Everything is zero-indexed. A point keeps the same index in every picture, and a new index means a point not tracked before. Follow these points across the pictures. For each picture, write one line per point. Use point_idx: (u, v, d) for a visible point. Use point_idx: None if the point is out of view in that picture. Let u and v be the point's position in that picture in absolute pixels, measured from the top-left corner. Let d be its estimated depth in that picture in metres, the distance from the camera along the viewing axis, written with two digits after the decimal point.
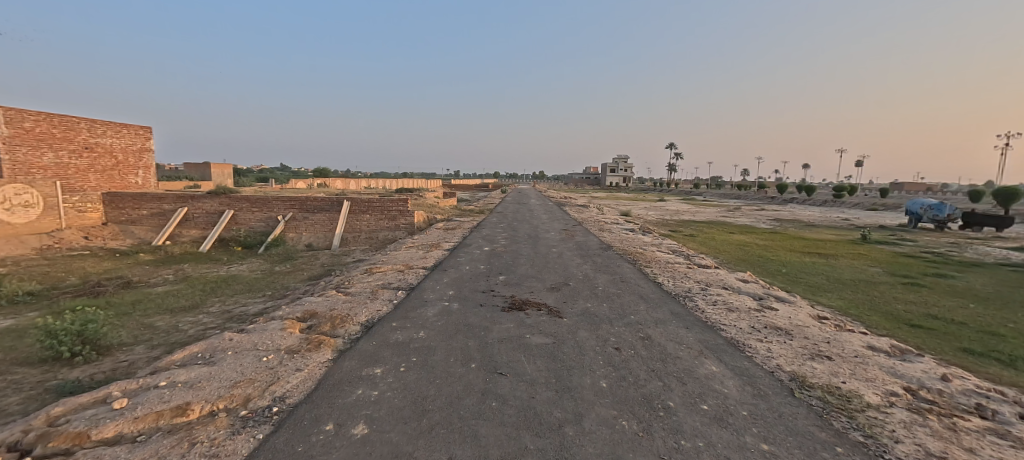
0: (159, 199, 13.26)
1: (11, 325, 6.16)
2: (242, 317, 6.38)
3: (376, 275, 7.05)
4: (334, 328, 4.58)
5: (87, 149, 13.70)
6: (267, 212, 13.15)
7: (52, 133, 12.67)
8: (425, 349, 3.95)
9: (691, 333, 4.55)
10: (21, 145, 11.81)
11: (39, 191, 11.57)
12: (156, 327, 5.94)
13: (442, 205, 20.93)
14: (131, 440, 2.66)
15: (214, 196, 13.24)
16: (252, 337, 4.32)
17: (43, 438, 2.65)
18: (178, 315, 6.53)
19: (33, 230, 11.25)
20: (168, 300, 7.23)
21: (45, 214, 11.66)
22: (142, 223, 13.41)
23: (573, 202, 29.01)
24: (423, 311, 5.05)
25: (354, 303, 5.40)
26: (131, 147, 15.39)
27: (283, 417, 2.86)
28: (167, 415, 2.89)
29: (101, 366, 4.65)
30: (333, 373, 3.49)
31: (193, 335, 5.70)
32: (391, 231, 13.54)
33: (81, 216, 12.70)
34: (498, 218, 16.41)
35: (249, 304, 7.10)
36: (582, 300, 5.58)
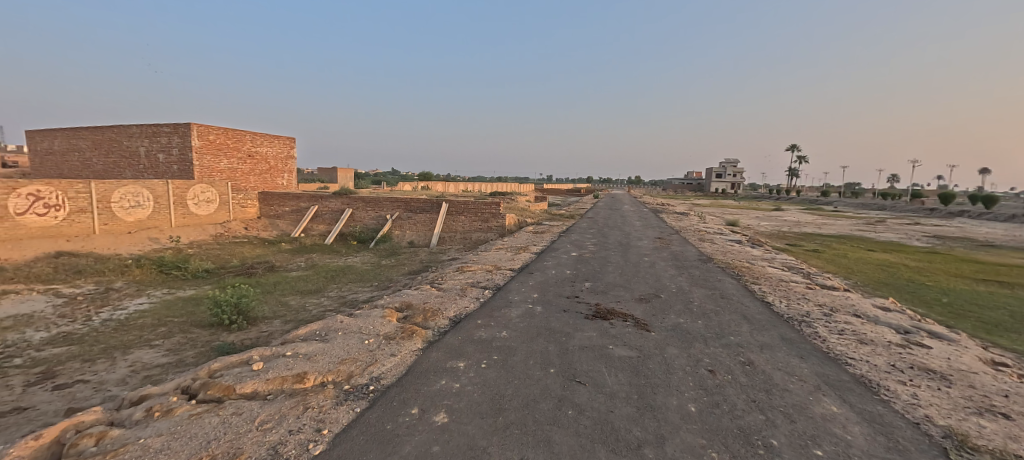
0: (297, 198, 15.76)
1: (194, 294, 7.90)
2: (352, 303, 7.26)
3: (466, 273, 7.44)
4: (426, 320, 4.94)
5: (250, 156, 16.90)
6: (379, 211, 14.76)
7: (227, 143, 15.90)
8: (507, 349, 4.04)
9: (807, 364, 3.92)
10: (207, 154, 15.05)
11: (216, 190, 14.61)
12: (289, 306, 7.08)
13: (533, 209, 21.21)
14: (262, 397, 3.19)
15: (338, 196, 15.29)
16: (359, 322, 4.87)
17: (204, 387, 3.34)
18: (305, 297, 7.69)
19: (211, 221, 14.37)
20: (299, 283, 8.56)
21: (219, 208, 14.75)
22: (284, 217, 16.06)
23: (671, 209, 27.17)
24: (507, 311, 5.17)
25: (445, 298, 5.77)
26: (280, 154, 18.58)
27: (377, 396, 3.18)
28: (289, 380, 3.40)
29: (248, 334, 5.68)
30: (422, 362, 3.77)
31: (315, 315, 6.66)
32: (484, 232, 14.13)
33: (244, 211, 15.73)
34: (588, 223, 16.08)
35: (360, 292, 8.03)
36: (674, 315, 5.18)
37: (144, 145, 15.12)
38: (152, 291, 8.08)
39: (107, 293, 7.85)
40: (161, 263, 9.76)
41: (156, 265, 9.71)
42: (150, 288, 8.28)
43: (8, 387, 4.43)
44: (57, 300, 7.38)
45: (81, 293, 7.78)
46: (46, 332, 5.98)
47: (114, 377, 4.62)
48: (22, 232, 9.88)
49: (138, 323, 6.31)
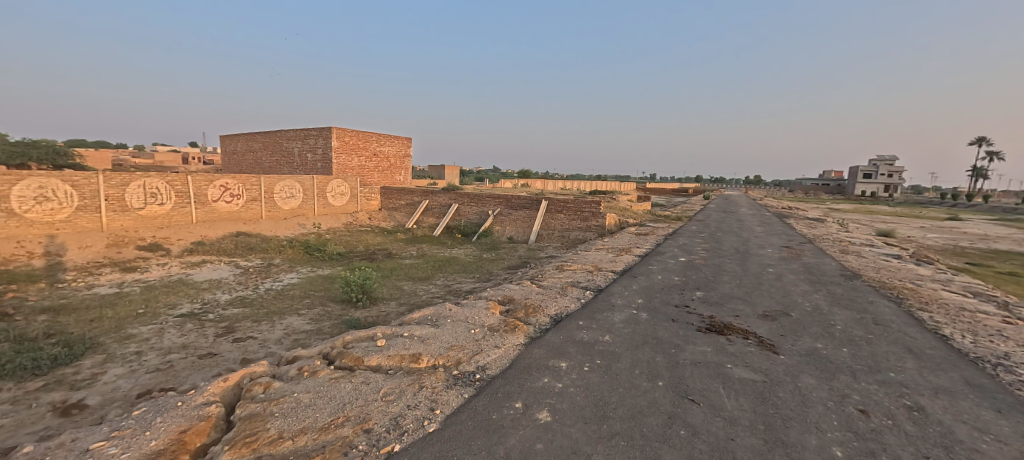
0: (411, 193, 17.36)
1: (330, 273, 9.26)
2: (457, 292, 7.76)
3: (566, 272, 7.38)
4: (527, 315, 5.03)
5: (375, 155, 19.14)
6: (481, 207, 15.50)
7: (358, 144, 18.25)
8: (610, 354, 3.89)
9: (1009, 421, 3.03)
10: (342, 153, 17.45)
11: (348, 184, 16.85)
12: (403, 289, 7.86)
13: (635, 209, 20.20)
14: (385, 371, 3.57)
15: (446, 192, 16.44)
16: (466, 311, 5.16)
17: (340, 356, 3.87)
18: (417, 283, 8.45)
19: (343, 211, 16.69)
20: (412, 270, 9.44)
21: (350, 200, 17.00)
22: (400, 210, 17.79)
23: (801, 214, 23.53)
24: (610, 315, 4.99)
25: (546, 296, 5.80)
26: (399, 153, 20.67)
27: (483, 385, 3.31)
28: (407, 359, 3.74)
29: (371, 313, 6.43)
30: (525, 357, 3.83)
31: (425, 300, 7.28)
32: (582, 231, 13.86)
33: (368, 203, 17.87)
34: (698, 227, 14.75)
35: (464, 283, 8.52)
36: (809, 338, 4.45)
37: (298, 146, 18.11)
38: (300, 268, 9.66)
39: (269, 267, 9.60)
40: (306, 246, 11.59)
41: (302, 247, 11.56)
42: (299, 265, 9.90)
43: (206, 335, 5.70)
44: (236, 270, 9.27)
45: (252, 266, 9.64)
46: (230, 295, 7.55)
47: (274, 336, 5.63)
48: (216, 215, 12.67)
49: (289, 294, 7.59)
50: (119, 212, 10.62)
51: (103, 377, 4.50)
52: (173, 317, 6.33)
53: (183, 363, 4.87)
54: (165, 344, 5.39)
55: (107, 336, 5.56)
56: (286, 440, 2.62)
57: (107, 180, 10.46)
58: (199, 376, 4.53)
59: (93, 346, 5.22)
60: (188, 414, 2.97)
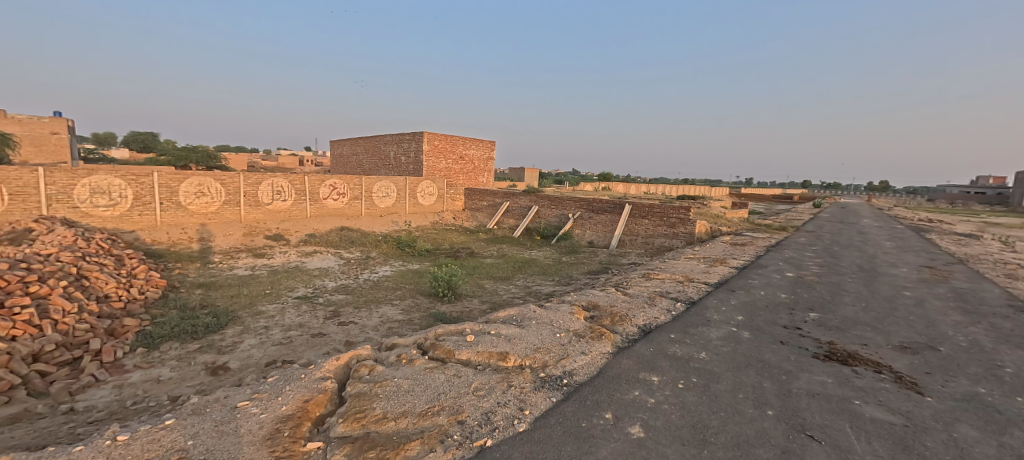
0: (493, 195, 17.88)
1: (420, 268, 9.93)
2: (537, 294, 7.81)
3: (654, 280, 7.02)
4: (614, 324, 4.87)
5: (460, 158, 20.14)
6: (562, 210, 15.41)
7: (446, 148, 19.32)
8: (708, 374, 3.60)
9: None
10: (431, 156, 18.62)
11: (436, 185, 17.91)
12: (485, 288, 8.14)
13: (729, 216, 18.53)
14: (475, 366, 3.71)
15: (527, 194, 16.66)
16: (550, 314, 5.16)
17: (433, 347, 4.12)
18: (498, 282, 8.69)
19: (431, 210, 17.78)
20: (493, 269, 9.72)
21: (437, 200, 18.06)
22: (482, 210, 18.42)
23: (947, 228, 19.54)
24: (706, 330, 4.62)
25: (632, 305, 5.57)
26: (483, 156, 21.47)
27: (571, 390, 3.28)
28: (495, 357, 3.85)
29: (456, 309, 6.76)
30: (613, 366, 3.71)
31: (506, 299, 7.45)
32: (668, 238, 13.00)
33: (453, 203, 18.82)
34: (808, 238, 13.02)
35: (543, 285, 8.55)
36: (965, 379, 3.67)
37: (394, 150, 19.74)
38: (393, 262, 10.50)
39: (367, 260, 10.58)
40: (399, 241, 12.55)
41: (395, 242, 12.54)
42: (392, 260, 10.76)
43: (317, 317, 6.45)
44: (340, 261, 10.36)
45: (354, 258, 10.71)
46: (335, 283, 8.46)
47: (372, 323, 6.19)
48: (325, 211, 14.31)
49: (384, 286, 8.28)
50: (253, 207, 12.55)
51: (242, 345, 5.33)
52: (291, 299, 7.27)
53: (300, 339, 5.56)
54: (286, 321, 6.21)
55: (243, 311, 6.58)
56: (390, 421, 2.85)
57: (246, 180, 12.39)
58: (313, 352, 5.14)
59: (234, 318, 6.21)
60: (309, 386, 3.36)
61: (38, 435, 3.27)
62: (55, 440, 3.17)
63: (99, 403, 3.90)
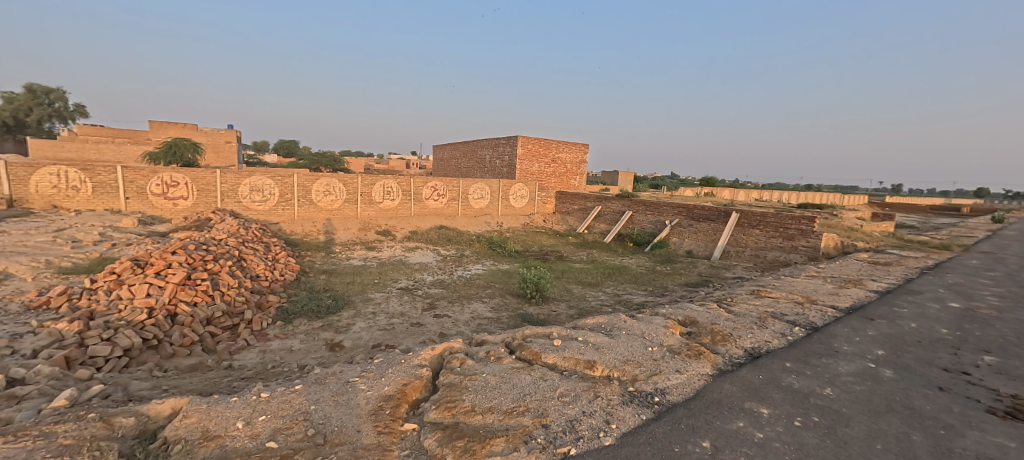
0: (585, 198, 17.59)
1: (509, 268, 10.20)
2: (627, 303, 7.47)
3: (765, 299, 6.23)
4: (715, 343, 4.44)
5: (553, 161, 20.25)
6: (658, 216, 14.53)
7: (540, 151, 19.57)
8: (835, 414, 3.07)
9: None
10: (525, 160, 19.04)
11: (528, 188, 18.24)
12: (572, 293, 8.03)
13: (868, 230, 15.63)
14: (561, 371, 3.68)
15: (620, 198, 16.06)
16: (642, 326, 4.89)
17: (520, 347, 4.20)
18: (587, 288, 8.51)
19: (522, 212, 18.17)
20: (582, 274, 9.56)
21: (528, 203, 18.40)
22: (572, 214, 18.26)
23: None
24: (832, 362, 3.95)
25: (738, 324, 5.01)
26: (575, 159, 21.30)
27: (662, 410, 3.07)
28: (581, 364, 3.77)
29: (542, 311, 6.80)
30: (713, 391, 3.38)
31: (594, 306, 7.27)
32: (785, 252, 11.43)
33: (544, 206, 18.99)
34: (984, 262, 10.37)
35: (635, 294, 8.15)
36: None
37: (489, 154, 20.60)
38: (484, 261, 10.95)
39: (461, 258, 11.20)
40: (491, 241, 13.04)
41: (488, 242, 13.06)
42: (484, 259, 11.24)
43: (417, 307, 7.02)
44: (438, 257, 11.13)
45: (450, 255, 11.42)
46: (432, 277, 9.11)
47: (464, 318, 6.53)
48: (427, 210, 15.50)
49: (476, 283, 8.68)
50: (368, 205, 14.15)
51: (355, 326, 6.03)
52: (395, 289, 8.01)
53: (401, 327, 6.10)
54: (390, 309, 6.87)
55: (357, 297, 7.44)
56: (478, 414, 2.96)
57: (363, 180, 13.98)
58: (411, 340, 5.60)
59: (349, 302, 7.05)
60: (409, 371, 3.67)
61: (208, 383, 4.11)
62: (218, 390, 3.94)
63: (249, 363, 4.75)
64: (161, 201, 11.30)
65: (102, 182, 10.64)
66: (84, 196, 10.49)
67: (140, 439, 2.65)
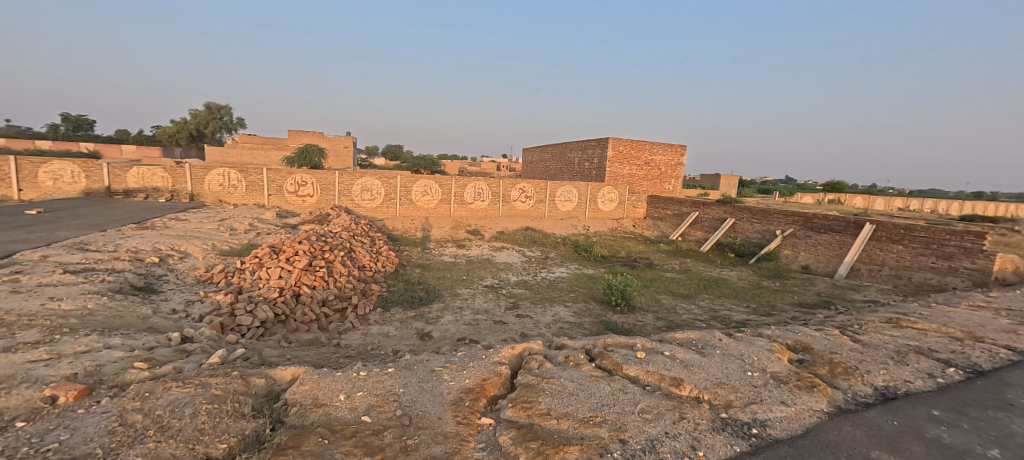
0: (680, 203, 16.40)
1: (594, 273, 9.97)
2: (725, 320, 6.78)
3: (908, 330, 5.16)
4: (834, 376, 3.80)
5: (646, 164, 19.29)
6: (767, 225, 12.94)
7: (631, 153, 18.77)
8: None
9: None
10: (615, 162, 18.43)
11: (617, 191, 17.62)
12: (662, 303, 7.53)
13: None
14: (643, 386, 3.48)
15: (721, 204, 14.66)
16: (741, 346, 4.40)
17: (601, 355, 4.07)
18: (678, 299, 7.92)
19: (610, 216, 17.62)
20: (673, 284, 8.92)
21: (617, 207, 17.77)
22: (665, 220, 17.15)
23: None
24: (1005, 418, 3.12)
25: (867, 356, 4.23)
26: (671, 161, 20.01)
27: (760, 444, 2.73)
28: (667, 381, 3.52)
29: (627, 321, 6.51)
30: (828, 431, 2.90)
31: (685, 320, 6.73)
32: (939, 274, 9.34)
33: (634, 210, 18.17)
34: None
35: (734, 311, 7.37)
36: None
37: (578, 156, 20.38)
38: (569, 265, 10.85)
39: (545, 260, 11.26)
40: (576, 245, 12.87)
41: (573, 245, 12.91)
42: (568, 262, 11.13)
43: (500, 306, 7.21)
44: (523, 258, 11.33)
45: (535, 257, 11.55)
46: (517, 278, 9.30)
47: (545, 320, 6.55)
48: (514, 212, 15.88)
49: (559, 286, 8.64)
50: (460, 205, 14.99)
51: (443, 319, 6.42)
52: (481, 287, 8.36)
53: (485, 323, 6.34)
54: (476, 305, 7.17)
55: (446, 291, 7.91)
56: (553, 419, 2.94)
57: (457, 182, 14.83)
58: (493, 337, 5.78)
59: (439, 296, 7.54)
60: (489, 366, 3.79)
61: (320, 357, 4.73)
62: (327, 364, 4.51)
63: (353, 344, 5.35)
64: (294, 198, 13.29)
65: (252, 181, 12.92)
66: (240, 192, 12.87)
67: (267, 398, 3.15)
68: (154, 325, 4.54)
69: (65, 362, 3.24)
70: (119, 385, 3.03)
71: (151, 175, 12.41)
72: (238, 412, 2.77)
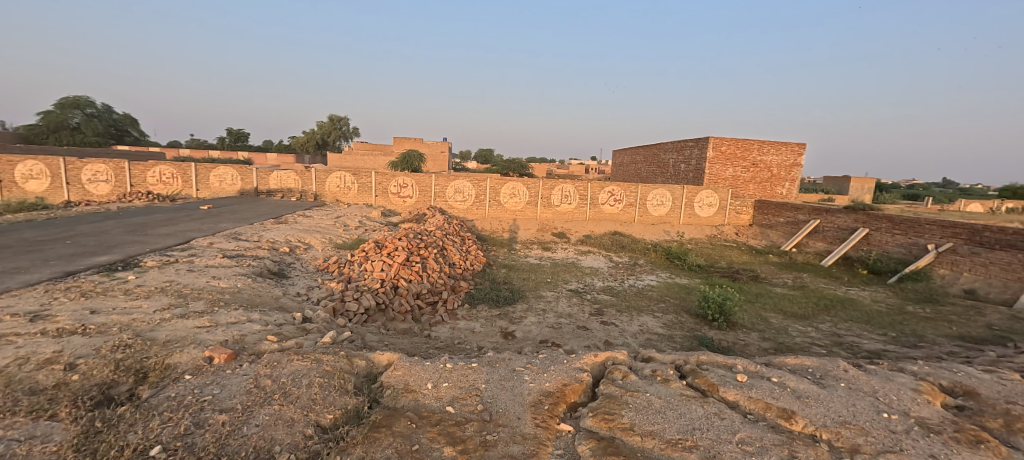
0: (796, 209, 14.40)
1: (688, 283, 9.24)
2: (852, 348, 5.75)
3: None
4: (1013, 434, 2.98)
5: (753, 165, 17.35)
6: (915, 238, 10.71)
7: (736, 153, 17.03)
8: None
9: None
10: (717, 164, 16.88)
11: (718, 195, 16.12)
12: (769, 323, 6.66)
13: None
14: (744, 414, 3.10)
15: (850, 211, 12.52)
16: (875, 381, 3.68)
17: (693, 374, 3.74)
18: (790, 319, 6.94)
19: (709, 222, 16.19)
20: (784, 301, 7.85)
21: (717, 212, 16.25)
22: (776, 228, 15.20)
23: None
24: None
25: None
26: (785, 162, 17.69)
27: None
28: (774, 411, 3.09)
29: (726, 338, 5.90)
30: None
31: (798, 343, 5.87)
32: None
33: (738, 217, 16.46)
34: None
35: (866, 338, 6.22)
36: None
37: (674, 158, 19.12)
38: (660, 273, 10.20)
39: (634, 266, 10.74)
40: (668, 252, 12.06)
41: (665, 252, 12.12)
42: (659, 270, 10.48)
43: (584, 311, 7.06)
44: (610, 263, 10.97)
45: (622, 262, 11.10)
46: (602, 283, 9.02)
47: (631, 330, 6.24)
48: (602, 215, 15.46)
49: (648, 295, 8.17)
50: (546, 207, 15.07)
51: (525, 320, 6.49)
52: (565, 290, 8.27)
53: (568, 327, 6.25)
54: (559, 309, 7.12)
55: (530, 292, 7.99)
56: (637, 435, 2.77)
57: (544, 184, 14.91)
58: (576, 343, 5.67)
59: (523, 296, 7.64)
60: (570, 372, 3.71)
61: (413, 345, 5.11)
62: (419, 353, 4.85)
63: (442, 336, 5.69)
64: (396, 199, 14.64)
65: (363, 184, 14.54)
66: (353, 193, 14.60)
67: (367, 378, 3.48)
68: (284, 305, 5.34)
69: (220, 330, 3.96)
70: (255, 353, 3.61)
71: (287, 178, 14.67)
72: (342, 388, 3.11)
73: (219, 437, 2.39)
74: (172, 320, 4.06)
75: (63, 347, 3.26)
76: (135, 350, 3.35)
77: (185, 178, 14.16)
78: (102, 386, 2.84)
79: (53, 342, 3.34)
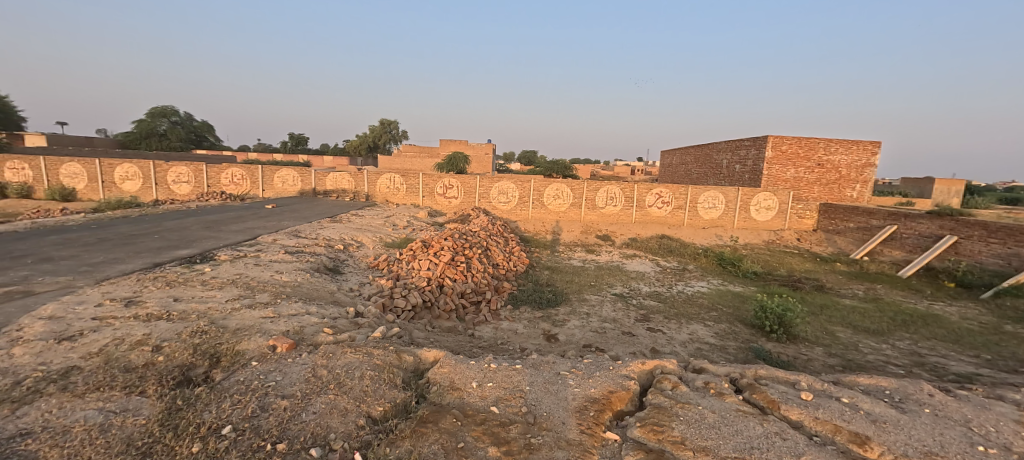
0: (868, 214, 13.16)
1: (742, 291, 8.71)
2: (936, 370, 5.14)
3: None
4: None
5: (818, 165, 16.06)
6: (1017, 247, 9.40)
7: (799, 153, 15.86)
8: None
9: None
10: (777, 164, 15.79)
11: (778, 198, 15.05)
12: (836, 337, 6.10)
13: None
14: (809, 435, 2.86)
15: (935, 216, 11.24)
16: (966, 409, 3.26)
17: (751, 388, 3.51)
18: (861, 334, 6.33)
19: (767, 227, 15.15)
20: (854, 315, 7.17)
21: (776, 216, 15.18)
22: (845, 234, 13.94)
23: None
24: None
25: None
26: (856, 162, 16.21)
27: None
28: (845, 435, 2.83)
29: (785, 352, 5.50)
30: None
31: (872, 361, 5.34)
32: None
33: (800, 221, 15.29)
34: None
35: (954, 359, 5.54)
36: None
37: (727, 158, 18.14)
38: (711, 279, 9.69)
39: (683, 272, 10.28)
40: (720, 257, 11.43)
41: (717, 257, 11.50)
42: (710, 276, 9.96)
43: (629, 316, 6.85)
44: (657, 267, 10.58)
45: (670, 267, 10.66)
46: (649, 288, 8.71)
47: (680, 338, 5.97)
48: (648, 218, 14.97)
49: (698, 302, 7.77)
50: (591, 209, 14.83)
51: (567, 323, 6.40)
52: (610, 294, 8.08)
53: (612, 333, 6.09)
54: (603, 313, 6.95)
55: (574, 295, 7.90)
56: (688, 450, 2.63)
57: (588, 186, 14.68)
58: (621, 349, 5.51)
59: (566, 299, 7.57)
60: (616, 379, 3.61)
61: (457, 344, 5.20)
62: (462, 351, 4.93)
63: (486, 336, 5.74)
64: (443, 200, 15.02)
65: (412, 185, 15.06)
66: (402, 194, 15.16)
67: (415, 374, 3.58)
68: (338, 299, 5.63)
69: (282, 321, 4.24)
70: (313, 344, 3.83)
71: (342, 179, 15.49)
72: (391, 382, 3.22)
73: (281, 421, 2.55)
74: (241, 310, 4.40)
75: (151, 331, 3.64)
76: (210, 335, 3.67)
77: (253, 180, 15.38)
78: (183, 368, 3.14)
79: (143, 326, 3.73)
